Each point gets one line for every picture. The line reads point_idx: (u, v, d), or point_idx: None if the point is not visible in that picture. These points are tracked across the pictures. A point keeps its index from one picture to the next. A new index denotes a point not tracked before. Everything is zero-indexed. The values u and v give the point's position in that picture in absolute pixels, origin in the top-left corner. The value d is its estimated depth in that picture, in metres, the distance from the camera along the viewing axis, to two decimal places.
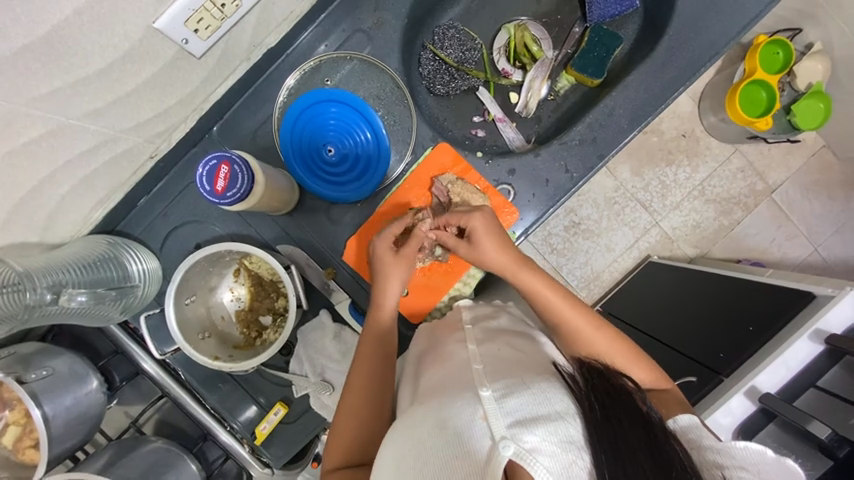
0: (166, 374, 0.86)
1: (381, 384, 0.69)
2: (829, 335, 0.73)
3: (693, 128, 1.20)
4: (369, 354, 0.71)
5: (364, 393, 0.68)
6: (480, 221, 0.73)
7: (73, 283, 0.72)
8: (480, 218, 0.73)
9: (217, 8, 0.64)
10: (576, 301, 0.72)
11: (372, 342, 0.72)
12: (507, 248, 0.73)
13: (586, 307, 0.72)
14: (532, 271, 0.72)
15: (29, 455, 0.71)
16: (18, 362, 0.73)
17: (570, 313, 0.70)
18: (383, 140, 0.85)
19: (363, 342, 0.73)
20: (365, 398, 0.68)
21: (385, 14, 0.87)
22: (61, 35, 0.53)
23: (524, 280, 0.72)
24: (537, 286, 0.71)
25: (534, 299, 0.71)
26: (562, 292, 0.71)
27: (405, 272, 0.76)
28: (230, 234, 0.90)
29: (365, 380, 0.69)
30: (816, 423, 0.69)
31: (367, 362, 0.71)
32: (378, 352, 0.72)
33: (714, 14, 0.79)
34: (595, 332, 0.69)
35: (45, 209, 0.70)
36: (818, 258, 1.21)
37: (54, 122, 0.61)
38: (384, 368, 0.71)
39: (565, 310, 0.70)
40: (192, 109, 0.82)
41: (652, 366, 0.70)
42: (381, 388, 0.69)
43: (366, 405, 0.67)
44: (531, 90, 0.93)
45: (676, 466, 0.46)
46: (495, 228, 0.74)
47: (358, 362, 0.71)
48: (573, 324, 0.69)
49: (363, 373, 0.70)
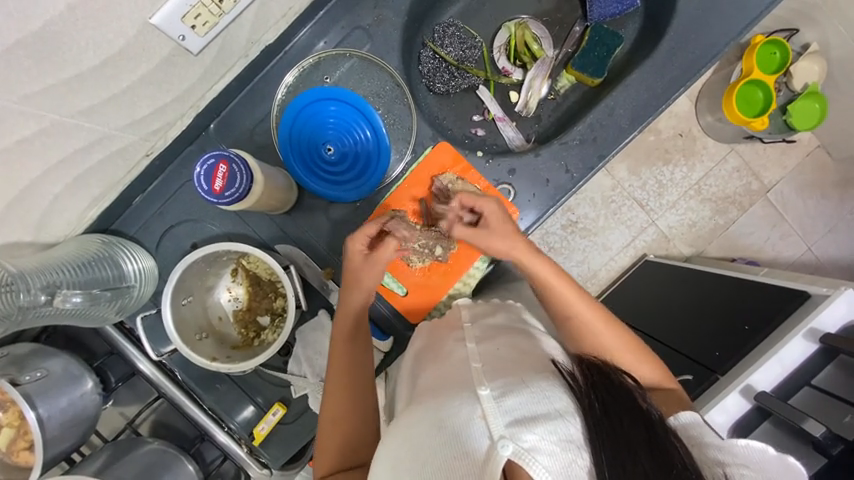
0: (162, 374, 0.85)
1: (362, 373, 0.70)
2: (824, 334, 0.74)
3: (690, 127, 1.21)
4: (346, 346, 0.71)
5: (347, 383, 0.69)
6: (495, 207, 0.72)
7: (67, 283, 0.70)
8: (494, 204, 0.72)
9: (215, 4, 0.63)
10: (583, 291, 0.70)
11: (345, 333, 0.72)
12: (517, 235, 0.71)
13: (593, 299, 0.71)
14: (541, 261, 0.70)
15: (23, 457, 0.70)
16: (12, 364, 0.72)
17: (575, 304, 0.69)
18: (383, 139, 0.85)
19: (335, 336, 0.72)
20: (344, 397, 0.68)
21: (385, 11, 0.87)
22: (54, 31, 0.51)
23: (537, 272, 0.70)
24: (548, 277, 0.70)
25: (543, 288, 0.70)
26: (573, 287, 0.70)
27: (378, 276, 0.73)
28: (227, 233, 0.89)
29: (346, 378, 0.69)
30: (810, 421, 0.69)
31: (343, 360, 0.70)
32: (352, 346, 0.71)
33: (715, 15, 0.79)
34: (601, 325, 0.68)
35: (39, 208, 0.69)
36: (812, 257, 1.23)
37: (48, 119, 0.59)
38: (363, 359, 0.71)
39: (572, 301, 0.69)
40: (189, 106, 0.81)
41: (659, 366, 0.69)
42: (362, 382, 0.70)
43: (347, 407, 0.67)
44: (531, 89, 0.92)
45: (676, 460, 0.45)
46: (507, 220, 0.72)
47: (338, 355, 0.70)
48: (578, 314, 0.68)
49: (344, 371, 0.69)
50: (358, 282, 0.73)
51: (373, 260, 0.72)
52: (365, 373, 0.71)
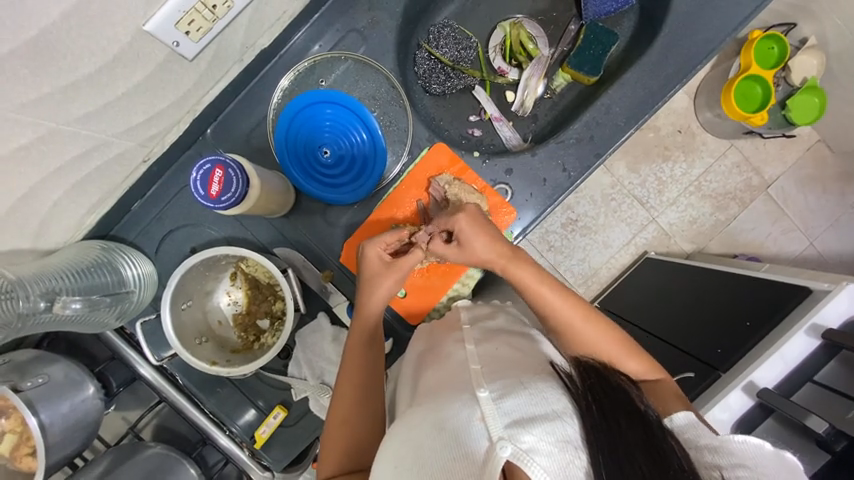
0: (164, 379, 0.85)
1: (373, 383, 0.70)
2: (825, 329, 0.73)
3: (688, 124, 1.20)
4: (360, 352, 0.71)
5: (356, 393, 0.68)
6: (465, 220, 0.71)
7: (67, 290, 0.71)
8: (464, 217, 0.72)
9: (208, 9, 0.63)
10: (565, 290, 0.70)
11: (360, 339, 0.72)
12: (497, 245, 0.71)
13: (577, 297, 0.70)
14: (522, 269, 0.71)
15: (26, 463, 0.69)
16: (13, 370, 0.72)
17: (558, 304, 0.68)
18: (379, 141, 0.85)
19: (350, 342, 0.72)
20: (355, 401, 0.68)
21: (379, 13, 0.87)
22: (48, 39, 0.51)
23: (522, 278, 0.70)
24: (533, 285, 0.70)
25: (528, 295, 0.70)
26: (561, 289, 0.70)
27: (394, 285, 0.73)
28: (225, 237, 0.89)
29: (357, 384, 0.69)
30: (814, 418, 0.69)
31: (357, 365, 0.70)
32: (367, 353, 0.71)
33: (710, 11, 0.79)
34: (583, 321, 0.68)
35: (38, 216, 0.69)
36: (814, 252, 1.22)
37: (44, 127, 0.60)
38: (376, 367, 0.72)
39: (555, 302, 0.69)
40: (185, 112, 0.82)
41: (645, 358, 0.68)
42: (374, 390, 0.70)
43: (356, 411, 0.67)
44: (527, 88, 0.92)
45: (672, 460, 0.45)
46: (482, 229, 0.72)
47: (347, 365, 0.71)
48: (561, 315, 0.68)
49: (356, 376, 0.69)
50: (372, 290, 0.73)
51: (391, 270, 0.73)
52: (377, 380, 0.71)
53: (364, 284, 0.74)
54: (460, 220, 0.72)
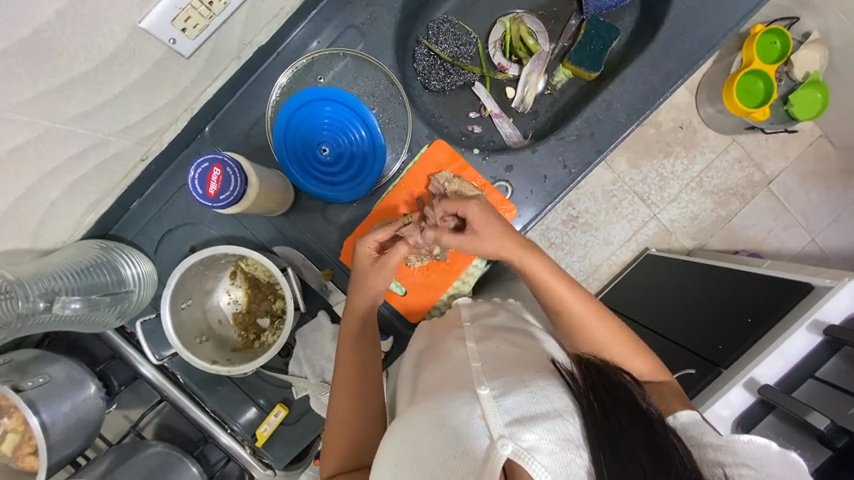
0: (165, 379, 0.85)
1: (368, 379, 0.70)
2: (827, 326, 0.73)
3: (690, 119, 1.20)
4: (352, 347, 0.71)
5: (356, 390, 0.68)
6: (476, 208, 0.71)
7: (67, 290, 0.71)
8: (475, 205, 0.71)
9: (204, 6, 0.63)
10: (578, 287, 0.70)
11: (353, 334, 0.72)
12: (504, 234, 0.70)
13: (591, 296, 0.70)
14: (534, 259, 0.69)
15: (28, 462, 0.69)
16: (14, 370, 0.72)
17: (571, 300, 0.68)
18: (378, 137, 0.84)
19: (342, 338, 0.72)
20: (351, 398, 0.68)
21: (378, 9, 0.87)
22: (43, 38, 0.51)
23: (530, 266, 0.69)
24: (542, 274, 0.69)
25: (537, 286, 0.69)
26: (572, 285, 0.69)
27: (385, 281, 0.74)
28: (224, 236, 0.89)
29: (353, 381, 0.69)
30: (815, 415, 0.69)
31: (352, 362, 0.70)
32: (359, 349, 0.72)
33: (712, 6, 0.78)
34: (595, 318, 0.68)
35: (36, 215, 0.69)
36: (816, 248, 1.22)
37: (41, 127, 0.59)
38: (370, 362, 0.72)
39: (567, 297, 0.68)
40: (183, 110, 0.81)
41: (652, 358, 0.68)
42: (369, 386, 0.70)
43: (352, 408, 0.67)
44: (528, 84, 0.92)
45: (674, 458, 0.45)
46: (491, 217, 0.71)
47: (343, 362, 0.71)
48: (573, 311, 0.68)
49: (351, 372, 0.70)
50: (363, 284, 0.74)
51: (379, 266, 0.73)
52: (373, 376, 0.71)
53: (357, 279, 0.75)
54: (471, 206, 0.72)
